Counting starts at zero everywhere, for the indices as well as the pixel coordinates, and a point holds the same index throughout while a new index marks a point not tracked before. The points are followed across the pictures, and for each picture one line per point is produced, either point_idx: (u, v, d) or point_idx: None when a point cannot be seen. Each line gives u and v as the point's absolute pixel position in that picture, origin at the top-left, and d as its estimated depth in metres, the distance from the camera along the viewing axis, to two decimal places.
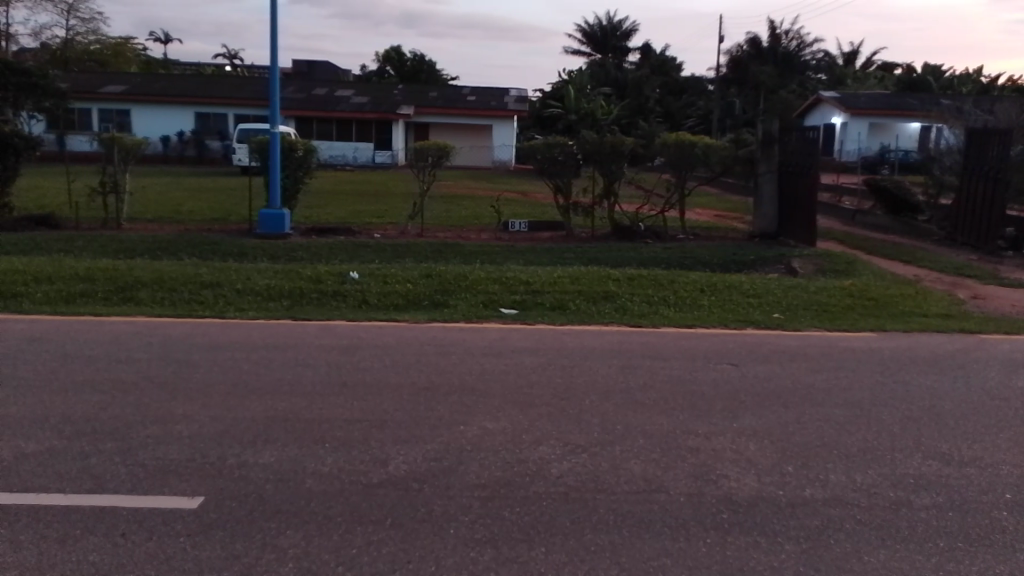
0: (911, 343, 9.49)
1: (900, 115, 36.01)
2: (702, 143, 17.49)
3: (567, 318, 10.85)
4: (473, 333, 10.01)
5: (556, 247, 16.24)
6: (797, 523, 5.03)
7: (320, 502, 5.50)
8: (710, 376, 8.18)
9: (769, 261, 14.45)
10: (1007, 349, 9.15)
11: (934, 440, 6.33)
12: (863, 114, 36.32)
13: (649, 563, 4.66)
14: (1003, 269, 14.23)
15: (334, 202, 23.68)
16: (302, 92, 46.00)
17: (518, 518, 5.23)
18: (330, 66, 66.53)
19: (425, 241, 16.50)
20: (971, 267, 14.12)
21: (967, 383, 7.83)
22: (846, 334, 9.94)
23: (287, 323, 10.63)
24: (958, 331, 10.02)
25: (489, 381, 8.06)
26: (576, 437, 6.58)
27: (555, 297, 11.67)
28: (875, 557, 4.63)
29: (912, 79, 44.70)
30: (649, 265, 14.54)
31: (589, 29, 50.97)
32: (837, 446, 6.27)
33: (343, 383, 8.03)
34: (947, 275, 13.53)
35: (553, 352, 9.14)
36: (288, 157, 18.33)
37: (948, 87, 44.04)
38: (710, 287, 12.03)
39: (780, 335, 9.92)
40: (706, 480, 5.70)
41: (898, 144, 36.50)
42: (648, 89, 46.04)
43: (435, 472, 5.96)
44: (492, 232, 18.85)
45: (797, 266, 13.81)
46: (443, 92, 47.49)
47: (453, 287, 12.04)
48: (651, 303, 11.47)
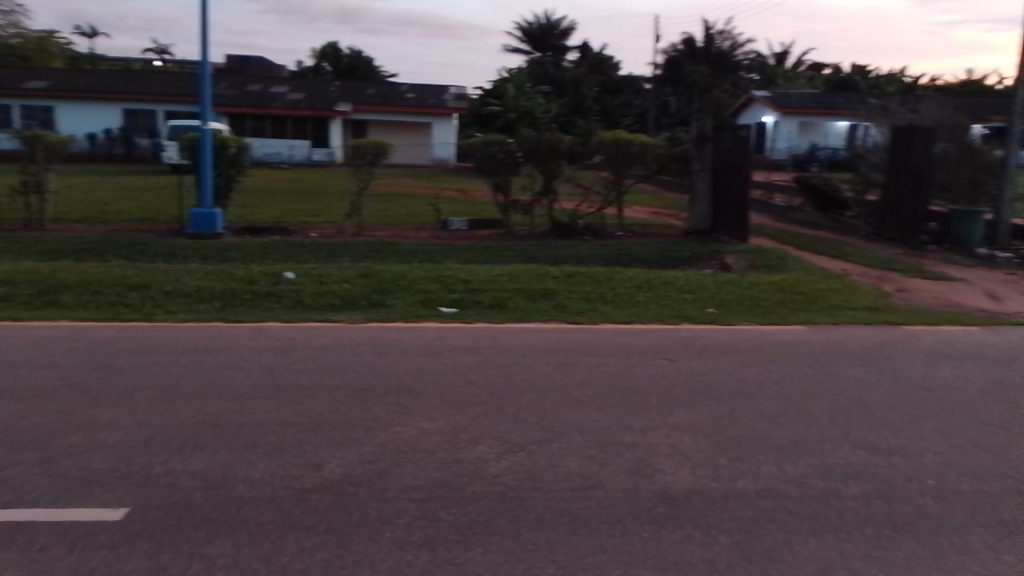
0: (838, 335, 9.78)
1: (828, 114, 37.28)
2: (638, 141, 17.70)
3: (506, 316, 10.82)
4: (410, 332, 9.90)
5: (495, 245, 16.22)
6: (730, 515, 5.10)
7: (251, 509, 5.33)
8: (647, 372, 8.25)
9: (704, 257, 14.71)
10: (929, 340, 9.50)
11: (861, 430, 6.52)
12: (793, 113, 37.42)
13: (587, 560, 4.65)
14: (925, 263, 14.80)
15: (271, 201, 23.25)
16: (234, 88, 44.83)
17: (455, 519, 5.17)
18: (264, 62, 65.17)
19: (363, 240, 16.28)
20: (895, 261, 14.65)
21: (892, 374, 8.09)
22: (778, 327, 10.18)
23: (218, 325, 10.32)
24: (883, 323, 10.37)
25: (426, 381, 7.97)
26: (514, 436, 6.54)
27: (494, 295, 11.63)
28: (805, 546, 4.73)
29: (840, 79, 46.08)
30: (587, 262, 14.64)
31: (527, 27, 51.04)
32: (768, 437, 6.40)
33: (276, 386, 7.82)
34: (873, 269, 14.00)
35: (491, 351, 9.08)
36: (220, 154, 17.82)
37: (873, 86, 45.64)
38: (647, 283, 12.17)
39: (714, 329, 10.11)
40: (642, 475, 5.74)
41: (827, 142, 37.64)
42: (586, 87, 46.40)
43: (371, 475, 5.85)
44: (431, 230, 18.71)
45: (731, 262, 14.10)
46: (381, 88, 46.90)
47: (390, 286, 11.89)
48: (589, 300, 11.54)
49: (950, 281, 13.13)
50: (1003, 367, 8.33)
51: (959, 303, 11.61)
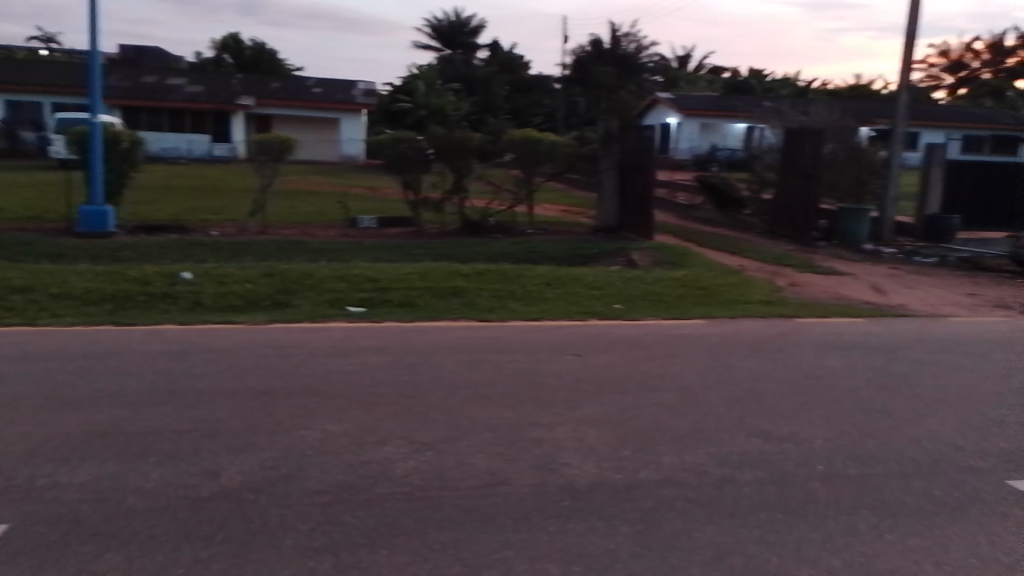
0: (736, 328, 10.17)
1: (726, 116, 38.71)
2: (547, 139, 17.86)
3: (415, 314, 10.71)
4: (315, 332, 9.68)
5: (404, 243, 16.06)
6: (633, 506, 5.21)
7: (143, 521, 5.08)
8: (554, 368, 8.33)
9: (611, 253, 14.99)
10: (819, 331, 10.00)
11: (756, 419, 6.79)
12: (695, 115, 38.65)
13: (492, 556, 4.65)
14: (816, 258, 15.57)
15: (169, 198, 22.26)
16: (128, 79, 42.63)
17: (360, 521, 5.08)
18: (160, 54, 62.33)
19: (268, 238, 15.80)
20: (789, 257, 15.35)
21: (785, 364, 8.46)
22: (680, 322, 10.49)
23: (109, 329, 9.78)
24: (778, 316, 10.85)
25: (332, 382, 7.80)
26: (421, 436, 6.48)
27: (403, 293, 11.51)
28: (703, 532, 4.88)
29: (738, 82, 47.80)
30: (497, 259, 14.69)
31: (436, 24, 50.71)
32: (670, 429, 6.58)
33: (172, 392, 7.48)
34: (769, 264, 14.63)
35: (399, 350, 8.97)
36: (111, 149, 16.90)
37: (769, 90, 47.63)
38: (556, 280, 12.31)
39: (620, 325, 10.32)
40: (549, 469, 5.80)
41: (726, 143, 39.07)
42: (496, 86, 46.49)
43: (273, 481, 5.67)
44: (339, 228, 18.35)
45: (637, 259, 14.44)
46: (287, 83, 45.62)
47: (295, 286, 11.58)
48: (498, 297, 11.57)
49: (838, 275, 13.87)
50: (884, 355, 8.86)
51: (846, 296, 12.27)
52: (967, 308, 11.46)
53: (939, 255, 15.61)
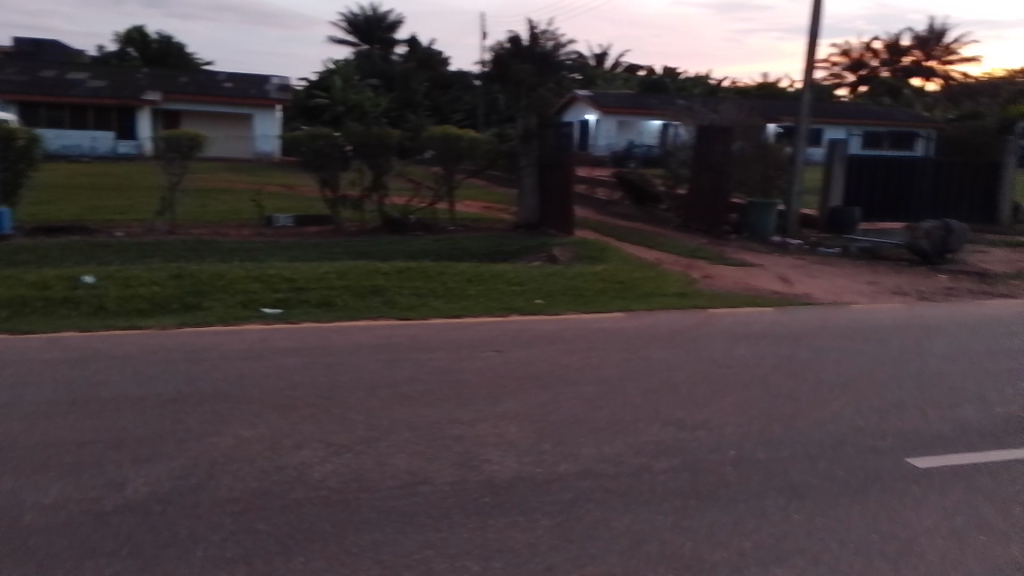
0: (652, 320, 10.40)
1: (642, 113, 39.48)
2: (466, 136, 17.81)
3: (334, 314, 10.51)
4: (228, 335, 9.37)
5: (322, 242, 15.74)
6: (552, 499, 5.25)
7: (41, 539, 4.80)
8: (475, 364, 8.32)
9: (532, 249, 15.09)
10: (730, 321, 10.34)
11: (671, 408, 6.95)
12: (612, 112, 39.25)
13: (413, 556, 4.60)
14: (728, 251, 16.08)
15: (70, 197, 21.17)
16: (23, 74, 40.29)
17: (275, 528, 4.95)
18: (58, 46, 59.16)
19: (178, 238, 15.21)
20: (702, 250, 15.80)
21: (699, 354, 8.70)
22: (599, 316, 10.64)
23: (3, 336, 9.20)
24: (693, 308, 11.15)
25: (246, 386, 7.57)
26: (340, 438, 6.36)
27: (321, 293, 11.27)
28: (621, 521, 4.96)
29: (651, 81, 48.70)
30: (418, 257, 14.57)
31: (353, 19, 49.87)
32: (588, 421, 6.66)
33: (73, 401, 7.09)
34: (684, 257, 15.01)
35: (317, 351, 8.78)
36: (5, 146, 15.87)
37: (682, 88, 48.82)
38: (477, 277, 12.30)
39: (540, 319, 10.39)
40: (469, 466, 5.78)
41: (642, 139, 39.88)
42: (416, 82, 46.00)
43: (183, 491, 5.46)
44: (255, 228, 17.86)
45: (556, 254, 14.59)
46: (196, 77, 44.02)
47: (207, 287, 11.18)
48: (418, 295, 11.48)
49: (748, 267, 14.36)
50: (792, 343, 9.22)
51: (756, 287, 12.71)
52: (867, 296, 12.04)
53: (842, 246, 16.34)
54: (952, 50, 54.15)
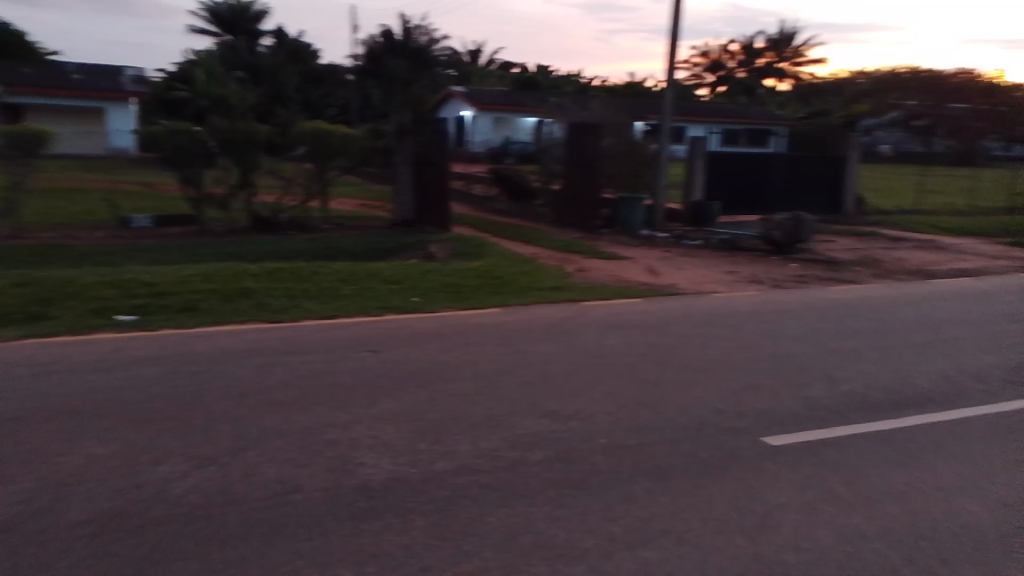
0: (528, 314, 10.55)
1: (516, 110, 39.94)
2: (338, 132, 17.39)
3: (198, 320, 9.99)
4: (79, 346, 8.72)
5: (186, 243, 14.95)
6: (427, 498, 5.22)
7: None
8: (349, 365, 8.15)
9: (408, 247, 14.96)
10: (603, 313, 10.64)
11: (546, 400, 7.07)
12: (487, 109, 39.43)
13: (282, 569, 4.45)
14: (600, 244, 16.54)
15: None
16: None
17: (132, 550, 4.64)
18: None
19: (21, 243, 14.01)
20: (576, 244, 16.18)
21: (574, 346, 8.91)
22: (476, 312, 10.68)
23: None
24: (567, 301, 11.39)
25: (100, 400, 7.06)
26: (204, 449, 6.05)
27: (184, 297, 10.70)
28: (495, 516, 5.00)
29: (525, 78, 49.33)
30: (289, 257, 14.10)
31: (215, 9, 47.54)
32: (464, 417, 6.67)
33: None
34: (559, 252, 15.32)
35: (180, 359, 8.32)
36: None
37: (555, 85, 49.78)
38: (351, 276, 12.04)
39: (417, 317, 10.31)
40: (343, 471, 5.65)
41: (518, 136, 40.37)
42: (285, 76, 44.40)
43: (25, 517, 5.03)
44: (111, 230, 16.72)
45: (434, 251, 14.52)
46: (40, 68, 40.69)
47: (55, 295, 10.35)
48: (290, 296, 11.11)
49: (620, 260, 14.85)
50: (661, 332, 9.60)
51: (626, 279, 13.14)
52: (727, 285, 12.71)
53: (704, 238, 17.17)
54: (800, 53, 58.06)
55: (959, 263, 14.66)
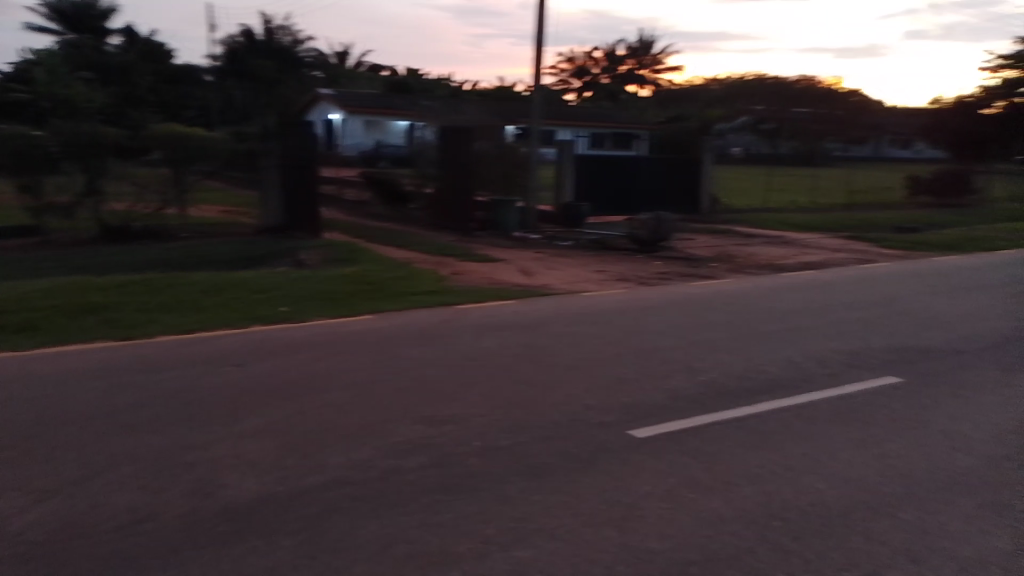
0: (401, 320, 10.43)
1: (387, 113, 39.47)
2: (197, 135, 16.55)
3: (39, 340, 9.20)
4: None
5: (25, 256, 13.76)
6: (295, 515, 5.05)
7: None
8: (212, 381, 7.76)
9: (276, 255, 14.44)
10: (477, 315, 10.68)
11: (419, 406, 7.01)
12: (357, 112, 38.70)
13: None
14: (475, 247, 16.61)
15: None
16: None
17: None
18: None
19: None
20: (450, 247, 16.17)
21: (448, 350, 8.89)
22: (347, 319, 10.44)
23: None
24: (441, 305, 11.35)
25: None
26: (45, 481, 5.58)
27: (22, 316, 9.84)
28: (367, 528, 4.90)
29: (395, 81, 48.86)
30: (145, 268, 13.27)
31: None
32: (334, 429, 6.50)
33: None
34: (433, 256, 15.25)
35: (18, 384, 7.63)
36: None
37: (426, 89, 49.63)
38: (214, 287, 11.49)
39: (285, 328, 9.96)
40: (204, 493, 5.37)
41: (390, 139, 39.92)
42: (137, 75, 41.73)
43: None
44: None
45: (303, 258, 14.10)
46: None
47: None
48: (146, 310, 10.45)
49: (493, 262, 14.97)
50: (534, 332, 9.75)
51: (500, 281, 13.26)
52: (597, 284, 13.09)
53: (575, 239, 17.60)
54: (658, 60, 60.86)
55: (805, 257, 15.80)
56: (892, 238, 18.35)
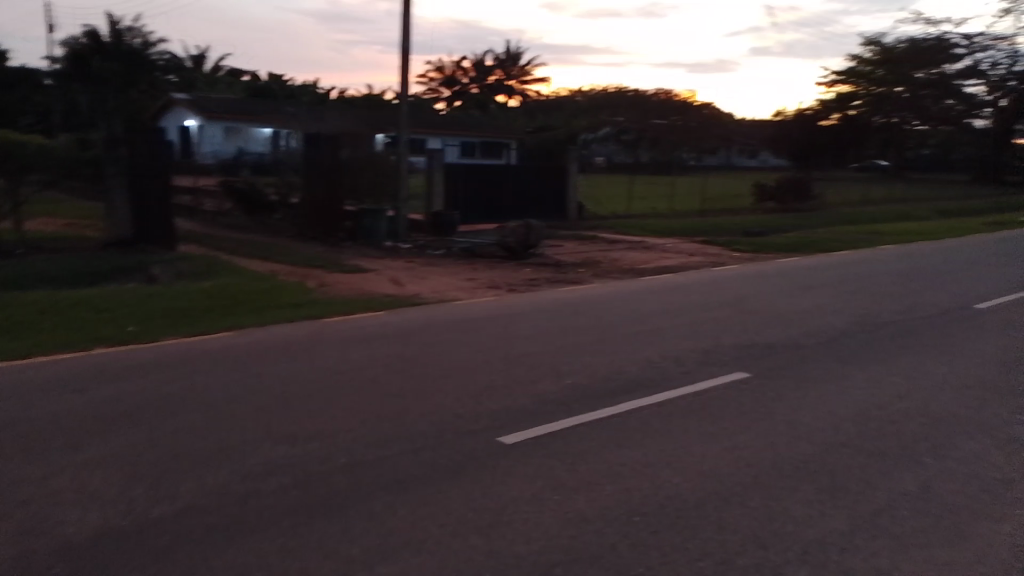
0: (263, 335, 10.04)
1: (249, 120, 38.01)
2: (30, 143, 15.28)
3: None
4: None
5: None
6: (142, 550, 4.73)
7: None
8: (50, 410, 7.15)
9: (125, 270, 13.54)
10: (344, 328, 10.45)
11: (281, 425, 6.76)
12: (216, 118, 37.02)
13: None
14: (343, 257, 16.27)
15: None
16: None
17: None
18: None
19: None
20: (317, 258, 15.76)
21: (313, 364, 8.64)
22: (204, 337, 9.92)
23: None
24: (306, 318, 11.02)
25: None
26: None
27: None
28: (223, 556, 4.66)
29: (258, 87, 47.12)
30: None
31: None
32: (188, 453, 6.15)
33: None
34: (299, 267, 14.80)
35: None
36: None
37: (290, 95, 48.18)
38: (53, 307, 10.61)
39: (134, 348, 9.34)
40: (38, 533, 4.93)
41: (252, 147, 38.46)
42: None
43: None
44: None
45: (156, 273, 13.30)
46: None
47: None
48: None
49: (362, 272, 14.72)
50: (403, 342, 9.64)
51: (369, 291, 13.05)
52: (467, 292, 13.14)
53: (446, 247, 17.61)
54: (525, 71, 62.07)
55: (665, 261, 16.57)
56: (743, 242, 19.57)
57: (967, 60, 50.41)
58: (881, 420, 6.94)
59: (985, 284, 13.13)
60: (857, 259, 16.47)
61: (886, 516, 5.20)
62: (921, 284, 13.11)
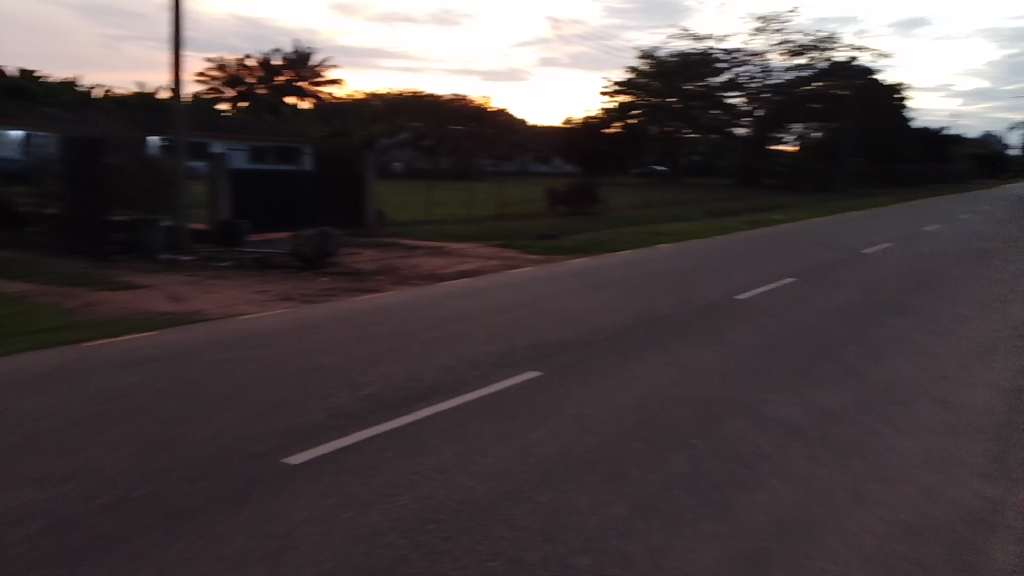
0: (13, 364, 8.86)
1: None
2: None
3: None
4: None
5: None
6: None
7: None
8: None
9: None
10: (114, 350, 9.50)
11: (31, 466, 5.98)
12: None
13: None
14: (114, 273, 14.84)
15: None
16: None
17: None
18: None
19: None
20: (83, 274, 14.24)
21: (75, 393, 7.76)
22: None
23: None
24: (68, 342, 9.89)
25: None
26: None
27: None
28: None
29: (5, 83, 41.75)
30: None
31: None
32: None
33: None
34: (59, 285, 13.28)
35: None
36: None
37: (47, 93, 43.23)
38: None
39: None
40: None
41: None
42: None
43: None
44: None
45: None
46: None
47: None
48: None
49: (137, 288, 13.51)
50: (183, 362, 8.95)
51: (143, 309, 11.98)
52: (257, 305, 12.50)
53: (235, 258, 16.66)
54: (317, 73, 60.42)
55: (462, 265, 16.84)
56: (537, 245, 20.38)
57: (728, 75, 58.24)
58: (657, 407, 7.47)
59: (742, 277, 14.68)
60: (637, 258, 17.76)
61: (661, 498, 5.58)
62: (691, 280, 14.37)
